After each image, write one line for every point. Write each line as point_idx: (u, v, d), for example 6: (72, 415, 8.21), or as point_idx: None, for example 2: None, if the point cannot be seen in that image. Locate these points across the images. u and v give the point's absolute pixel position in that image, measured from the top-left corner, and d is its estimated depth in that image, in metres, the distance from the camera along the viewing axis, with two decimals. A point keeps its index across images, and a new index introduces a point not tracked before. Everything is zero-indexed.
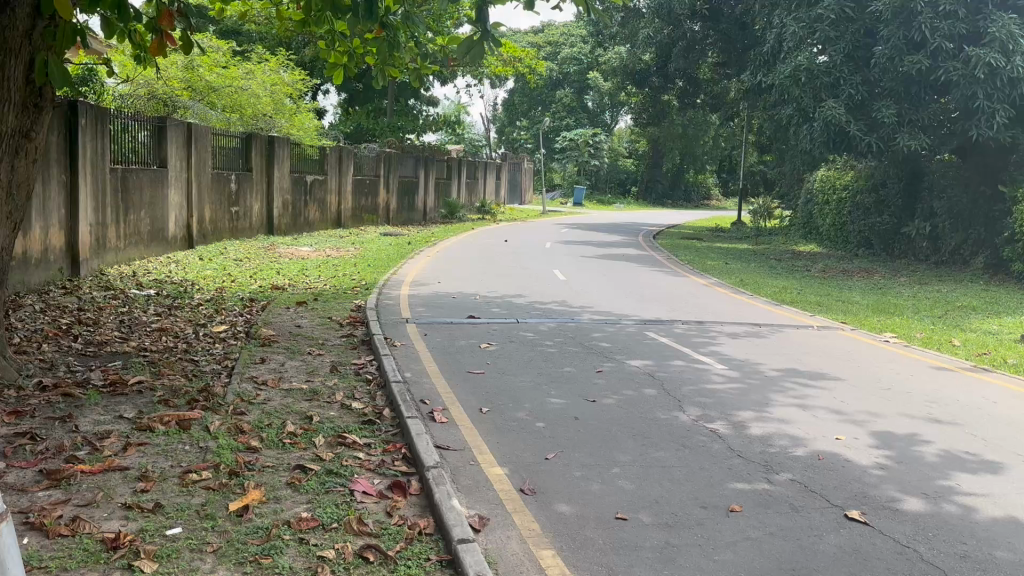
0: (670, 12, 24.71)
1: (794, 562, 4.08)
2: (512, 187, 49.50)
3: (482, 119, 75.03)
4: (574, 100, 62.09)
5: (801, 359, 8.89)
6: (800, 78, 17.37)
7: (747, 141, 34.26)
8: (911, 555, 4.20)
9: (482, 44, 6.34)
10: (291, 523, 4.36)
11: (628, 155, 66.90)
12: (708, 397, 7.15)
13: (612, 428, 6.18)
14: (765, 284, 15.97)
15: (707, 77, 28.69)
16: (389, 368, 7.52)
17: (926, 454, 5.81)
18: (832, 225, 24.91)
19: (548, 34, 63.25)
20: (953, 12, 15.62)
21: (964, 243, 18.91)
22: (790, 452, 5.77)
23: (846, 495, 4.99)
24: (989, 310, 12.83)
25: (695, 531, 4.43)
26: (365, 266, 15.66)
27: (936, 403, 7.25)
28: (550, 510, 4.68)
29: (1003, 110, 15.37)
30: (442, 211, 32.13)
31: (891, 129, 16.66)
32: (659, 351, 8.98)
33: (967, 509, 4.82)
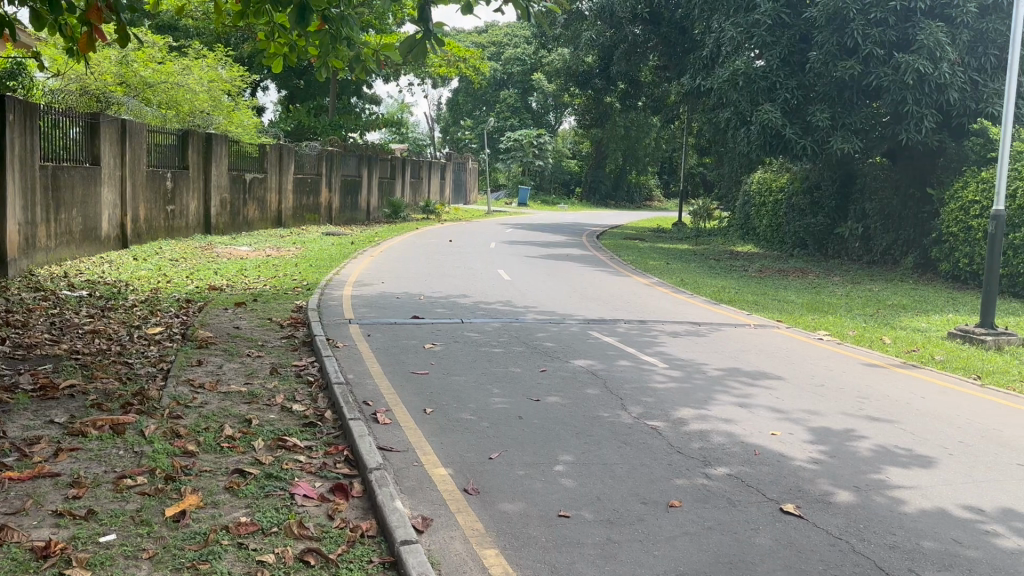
0: (612, 15, 24.91)
1: (731, 556, 4.17)
2: (456, 187, 49.34)
3: (426, 119, 74.74)
4: (518, 100, 62.27)
5: (739, 358, 9.07)
6: (737, 82, 17.72)
7: (687, 143, 34.82)
8: (843, 547, 4.33)
9: (425, 43, 6.35)
10: (228, 528, 4.28)
11: (572, 156, 67.32)
12: (650, 396, 7.25)
13: (555, 427, 6.21)
14: (704, 283, 16.24)
15: (647, 80, 29.20)
16: (330, 370, 7.43)
17: (859, 449, 5.99)
18: (769, 226, 25.47)
19: (491, 35, 63.30)
20: (883, 20, 16.11)
21: (895, 244, 19.55)
22: (728, 448, 5.90)
23: (781, 489, 5.12)
24: (918, 309, 13.28)
25: (635, 526, 4.49)
26: (306, 267, 15.45)
27: (867, 400, 7.48)
28: (492, 509, 4.69)
29: (930, 115, 15.96)
30: (386, 211, 31.86)
31: (825, 133, 17.11)
32: (603, 351, 9.06)
33: (896, 501, 4.99)
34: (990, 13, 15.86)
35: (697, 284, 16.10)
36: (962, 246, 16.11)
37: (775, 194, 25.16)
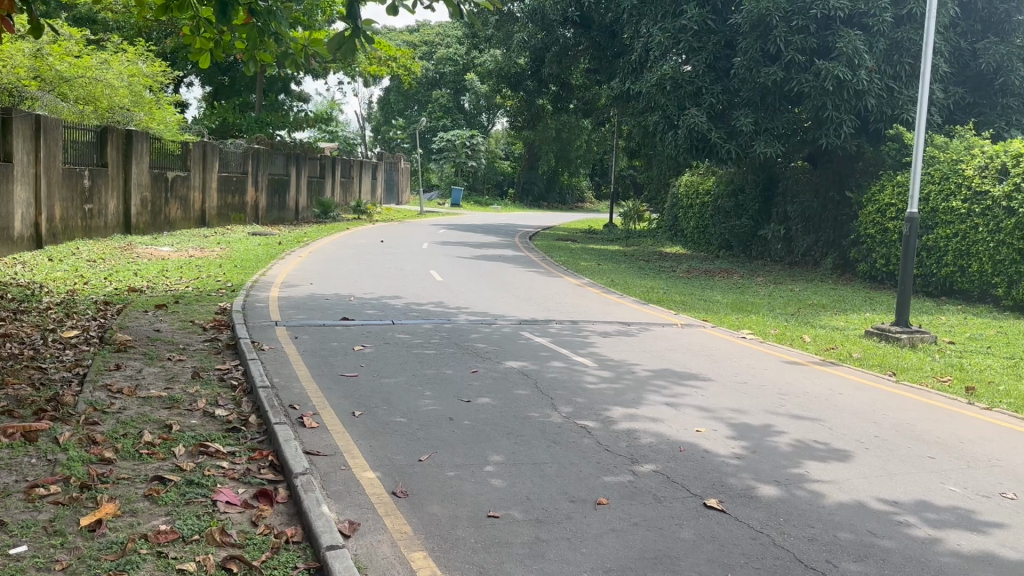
0: (543, 17, 25.06)
1: (657, 552, 4.24)
2: (388, 187, 48.92)
3: (357, 117, 74.03)
4: (450, 101, 62.04)
5: (667, 357, 9.23)
6: (664, 86, 18.02)
7: (617, 146, 35.29)
8: (763, 539, 4.45)
9: (354, 40, 6.25)
10: (147, 536, 4.15)
11: (505, 157, 67.57)
12: (580, 396, 7.31)
13: (485, 428, 6.21)
14: (633, 284, 16.53)
15: (579, 83, 29.61)
16: (255, 373, 7.28)
17: (779, 444, 6.16)
18: (696, 228, 26.08)
19: (423, 35, 62.92)
20: (804, 27, 16.59)
21: (815, 245, 20.23)
22: (655, 445, 6.00)
23: (705, 485, 5.23)
24: (837, 307, 13.75)
25: (564, 525, 4.52)
26: (232, 267, 15.14)
27: (788, 397, 7.71)
28: (422, 512, 4.65)
29: (849, 120, 16.48)
30: (316, 210, 31.43)
31: (749, 137, 17.56)
32: (535, 351, 9.10)
33: (815, 495, 5.15)
34: (904, 23, 16.47)
35: (627, 284, 16.37)
36: (878, 247, 16.75)
37: (702, 197, 25.75)
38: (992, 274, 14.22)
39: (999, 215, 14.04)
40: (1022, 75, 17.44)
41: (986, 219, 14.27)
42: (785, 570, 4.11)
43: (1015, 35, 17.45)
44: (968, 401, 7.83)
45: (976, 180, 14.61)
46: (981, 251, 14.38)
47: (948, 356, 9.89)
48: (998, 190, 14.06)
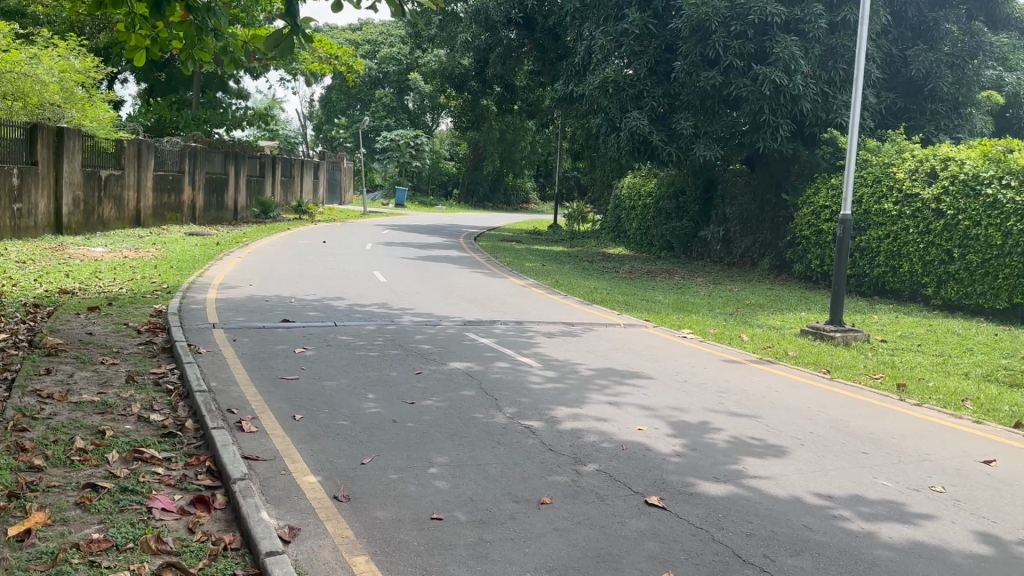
0: (487, 18, 25.05)
1: (599, 550, 4.27)
2: (331, 187, 48.34)
3: (299, 116, 73.02)
4: (394, 100, 61.52)
5: (610, 357, 9.31)
6: (607, 89, 18.17)
7: (561, 147, 35.49)
8: (703, 535, 4.52)
9: (292, 38, 6.12)
10: (79, 546, 4.02)
11: (449, 158, 67.45)
12: (525, 396, 7.32)
13: (429, 430, 6.18)
14: (576, 284, 16.71)
15: (523, 84, 29.67)
16: (192, 378, 7.11)
17: (719, 441, 6.27)
18: (638, 229, 26.46)
19: (366, 33, 62.30)
20: (742, 32, 16.90)
21: (753, 246, 20.66)
22: (598, 445, 6.04)
23: (647, 482, 5.29)
24: (773, 307, 14.09)
25: (507, 525, 4.53)
26: (168, 268, 14.82)
27: (727, 395, 7.85)
28: (364, 515, 4.61)
29: (785, 124, 16.87)
30: (256, 210, 30.98)
31: (689, 140, 17.87)
32: (479, 352, 9.09)
33: (755, 491, 5.25)
34: (839, 30, 16.93)
35: (571, 285, 16.46)
36: (813, 248, 17.20)
37: (645, 198, 26.10)
38: (921, 274, 14.73)
39: (929, 217, 14.55)
40: (949, 82, 18.08)
41: (916, 221, 14.77)
42: (725, 565, 4.18)
43: (943, 43, 18.08)
44: (900, 397, 8.09)
45: (907, 183, 15.10)
46: (911, 252, 14.87)
47: (880, 354, 10.21)
48: (928, 193, 14.57)
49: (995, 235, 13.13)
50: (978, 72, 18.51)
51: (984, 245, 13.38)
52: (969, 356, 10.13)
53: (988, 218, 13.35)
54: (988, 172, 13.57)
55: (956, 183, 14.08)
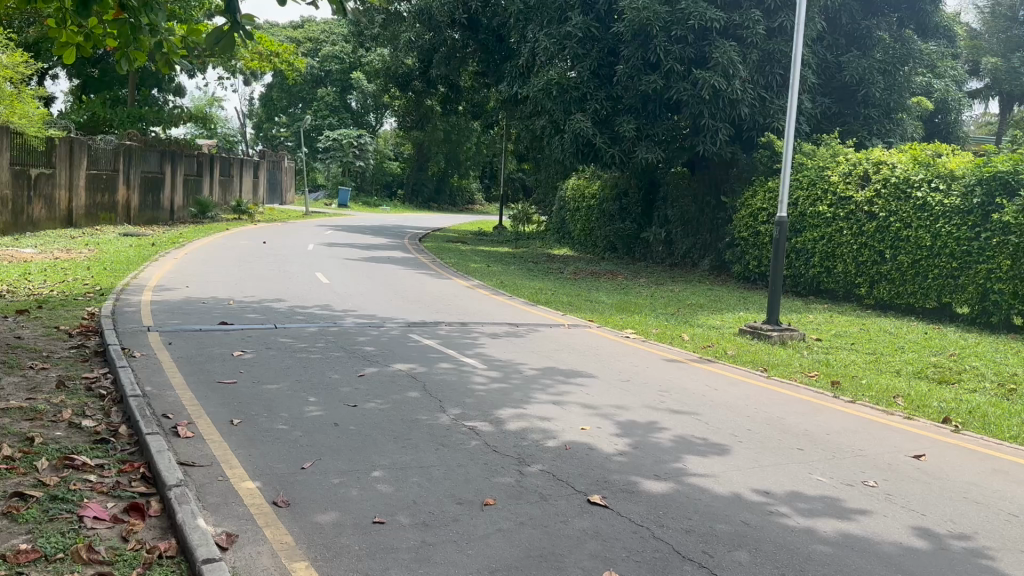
0: (431, 17, 24.94)
1: (542, 549, 4.28)
2: (271, 187, 47.60)
3: (239, 114, 71.70)
4: (337, 99, 60.70)
5: (554, 357, 9.36)
6: (551, 91, 18.23)
7: (506, 149, 35.54)
8: (644, 533, 4.57)
9: (233, 35, 5.96)
10: (5, 557, 3.88)
11: (394, 158, 67.02)
12: (469, 397, 7.31)
13: (371, 433, 6.12)
14: (520, 285, 16.80)
15: (467, 85, 29.56)
16: (126, 382, 6.92)
17: (662, 440, 6.36)
18: (583, 230, 26.70)
19: (307, 31, 61.43)
20: (683, 37, 17.17)
21: (694, 247, 20.97)
22: (542, 444, 6.07)
23: (589, 482, 5.33)
24: (713, 306, 14.36)
25: (450, 527, 4.51)
26: (101, 269, 14.43)
27: (668, 393, 7.96)
28: (305, 521, 4.54)
29: (724, 128, 17.18)
30: (193, 210, 30.43)
31: (631, 143, 18.10)
32: (423, 354, 9.05)
33: (696, 488, 5.32)
34: (776, 36, 17.28)
35: (516, 286, 16.41)
36: (751, 249, 17.57)
37: (589, 200, 26.31)
38: (854, 274, 15.15)
39: (862, 220, 14.97)
40: (882, 88, 18.61)
41: (850, 223, 15.17)
42: (665, 562, 4.24)
43: (875, 50, 18.60)
44: (834, 394, 8.32)
45: (841, 186, 15.51)
46: (846, 254, 15.28)
47: (815, 352, 10.47)
48: (861, 196, 14.99)
49: (925, 236, 13.59)
50: (909, 78, 19.09)
51: (914, 246, 13.83)
52: (899, 354, 10.45)
53: (918, 220, 13.79)
54: (918, 175, 14.01)
55: (888, 186, 14.53)
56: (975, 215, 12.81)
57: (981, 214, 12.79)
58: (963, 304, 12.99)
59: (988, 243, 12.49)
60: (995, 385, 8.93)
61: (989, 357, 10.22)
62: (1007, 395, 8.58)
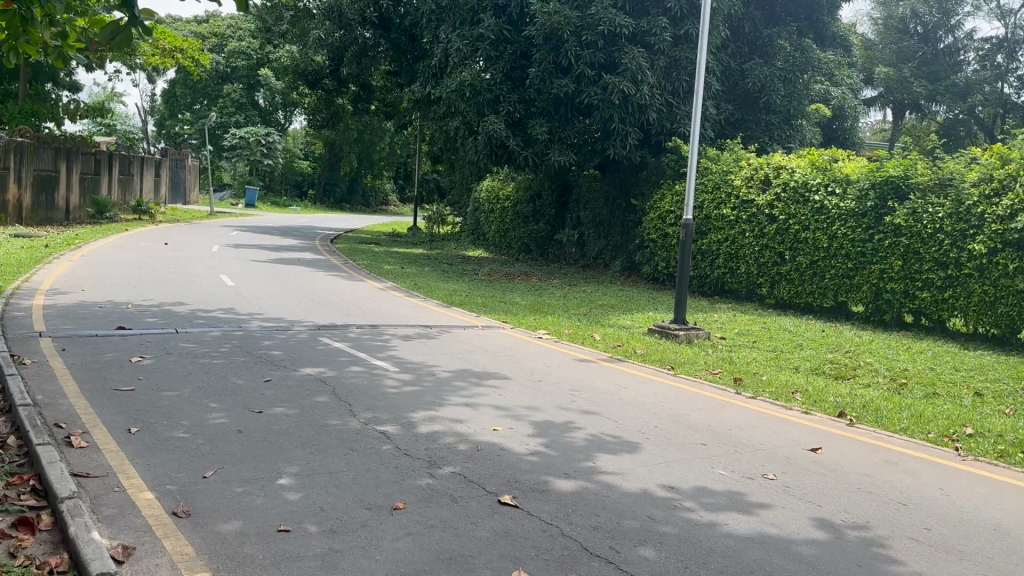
0: (341, 15, 24.62)
1: (452, 552, 4.29)
2: (174, 185, 46.04)
3: (139, 110, 69.13)
4: (244, 96, 59.13)
5: (467, 359, 9.37)
6: (464, 93, 18.18)
7: (420, 149, 35.38)
8: (553, 531, 4.63)
9: (130, 31, 5.72)
10: None
11: (304, 157, 65.87)
12: (380, 400, 7.25)
13: (277, 439, 6.00)
14: (434, 286, 16.80)
15: (379, 85, 29.34)
16: (14, 391, 6.59)
17: (574, 439, 6.45)
18: (497, 231, 26.92)
19: (212, 26, 59.47)
20: (594, 42, 17.43)
21: (606, 249, 21.34)
22: (453, 446, 6.07)
23: (500, 482, 5.36)
24: (622, 306, 14.69)
25: (359, 533, 4.46)
26: None
27: (580, 393, 8.08)
28: (206, 531, 4.42)
29: (633, 132, 17.56)
30: (90, 210, 29.37)
31: (544, 146, 18.31)
32: (333, 357, 8.91)
33: (605, 485, 5.42)
34: (682, 43, 17.71)
35: (429, 287, 16.39)
36: (659, 251, 17.99)
37: (503, 201, 26.53)
38: (756, 274, 15.70)
39: (763, 223, 15.53)
40: (782, 95, 19.37)
41: (751, 225, 15.74)
42: (572, 559, 4.30)
43: (776, 58, 19.32)
44: (736, 391, 8.61)
45: (744, 190, 16.04)
46: (748, 255, 15.82)
47: (720, 350, 10.80)
48: (762, 199, 15.55)
49: (822, 237, 14.20)
50: (807, 86, 19.97)
51: (811, 247, 14.43)
52: (798, 351, 10.91)
53: (815, 222, 14.39)
54: (815, 180, 14.59)
55: (788, 190, 15.10)
56: (868, 218, 13.45)
57: (874, 217, 13.44)
58: (858, 303, 13.63)
59: (881, 244, 13.15)
60: (887, 380, 9.40)
61: (882, 353, 10.75)
62: (897, 389, 9.05)
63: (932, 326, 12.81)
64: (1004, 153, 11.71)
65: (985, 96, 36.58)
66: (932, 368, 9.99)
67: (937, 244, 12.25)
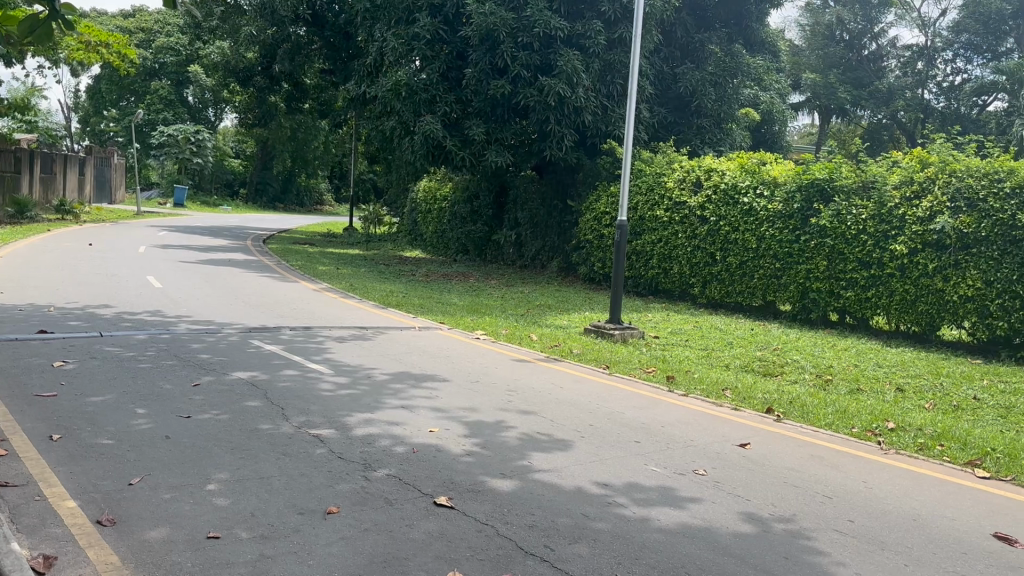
0: (273, 12, 23.97)
1: (386, 555, 4.27)
2: (99, 185, 44.56)
3: (62, 106, 66.67)
4: (173, 92, 57.57)
5: (403, 360, 9.32)
6: (400, 92, 18.05)
7: (356, 148, 35.05)
8: (489, 531, 4.65)
9: (50, 25, 5.51)
10: None
11: (236, 155, 64.56)
12: (314, 404, 7.16)
13: (206, 445, 5.88)
14: (371, 287, 16.67)
15: (313, 83, 29.01)
16: None
17: (509, 438, 6.48)
18: (434, 231, 26.89)
19: (139, 20, 57.70)
20: (529, 44, 17.52)
21: (543, 249, 21.49)
22: (389, 449, 6.04)
23: (436, 483, 5.36)
24: (558, 306, 14.84)
25: (291, 539, 4.41)
26: None
27: (516, 393, 8.11)
28: (133, 539, 4.31)
29: (569, 134, 17.74)
30: (10, 209, 28.25)
31: (481, 146, 18.35)
32: (267, 360, 8.76)
33: (540, 484, 5.46)
34: (615, 47, 17.92)
35: (366, 287, 16.41)
36: (596, 252, 18.20)
37: (440, 202, 26.55)
38: (689, 274, 16.01)
39: (695, 224, 15.83)
40: (713, 99, 19.81)
41: (684, 226, 16.05)
42: (508, 558, 4.33)
43: (707, 63, 19.75)
44: (669, 389, 8.77)
45: (676, 191, 16.32)
46: (681, 255, 16.12)
47: (653, 349, 10.99)
48: (693, 201, 15.84)
49: (751, 239, 14.57)
50: (737, 90, 20.46)
51: (742, 248, 14.79)
52: (729, 349, 11.18)
53: (745, 224, 14.75)
54: (745, 183, 14.92)
55: (718, 193, 15.43)
56: (795, 220, 13.84)
57: (801, 218, 13.82)
58: (786, 302, 14.03)
59: (807, 245, 13.54)
60: (814, 376, 9.72)
61: (809, 350, 11.09)
62: (823, 385, 9.34)
63: (856, 324, 13.26)
64: (924, 157, 12.16)
65: (906, 101, 38.14)
66: (856, 364, 10.34)
67: (861, 244, 12.67)
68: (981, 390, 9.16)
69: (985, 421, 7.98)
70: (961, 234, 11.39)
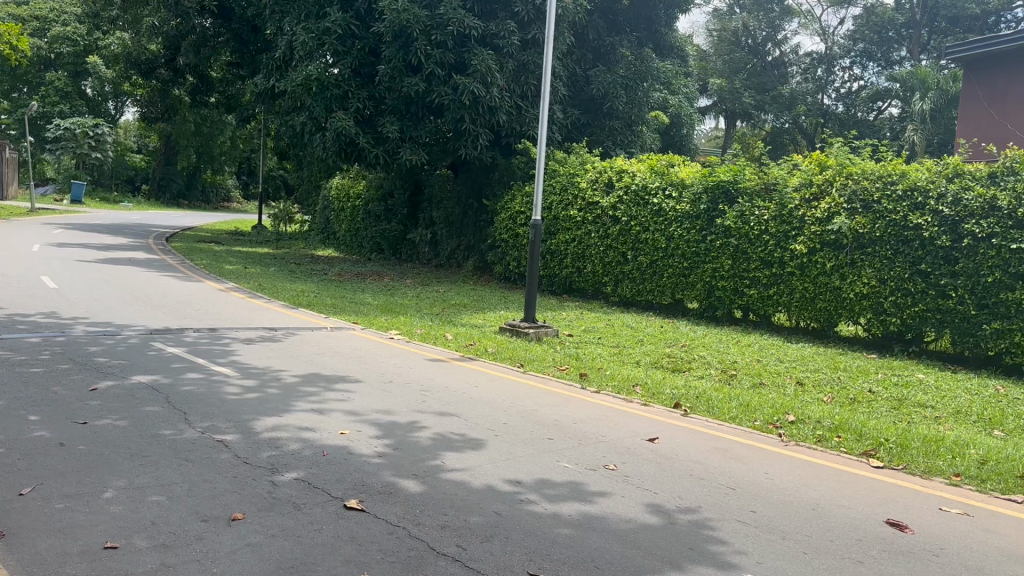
0: (177, 3, 23.19)
1: (294, 560, 4.20)
2: None
3: None
4: (69, 84, 55.06)
5: (315, 362, 9.16)
6: (311, 87, 17.66)
7: (265, 145, 34.25)
8: (400, 533, 4.62)
9: None
10: None
11: (138, 150, 62.21)
12: (219, 408, 6.97)
13: (105, 452, 5.65)
14: (282, 288, 16.11)
15: (219, 77, 28.16)
16: None
17: (421, 439, 6.45)
18: (348, 230, 26.55)
19: (33, 8, 54.88)
20: (443, 42, 17.44)
21: (458, 248, 21.49)
22: (298, 452, 5.94)
23: (346, 486, 5.30)
24: (474, 306, 14.81)
25: (194, 547, 4.29)
26: None
27: (429, 393, 8.08)
28: (23, 551, 4.12)
29: (483, 134, 17.77)
30: None
31: (394, 144, 18.22)
32: (171, 364, 8.48)
33: (452, 484, 5.46)
34: (530, 47, 18.04)
35: (276, 288, 16.01)
36: (511, 250, 18.30)
37: (354, 200, 26.24)
38: (601, 273, 16.28)
39: (606, 224, 16.10)
40: (624, 101, 20.20)
41: (596, 227, 16.30)
42: (419, 559, 4.31)
43: (618, 66, 20.13)
44: (581, 386, 8.91)
45: (589, 191, 16.55)
46: (593, 254, 16.39)
47: (566, 347, 11.13)
48: (605, 201, 16.11)
49: (661, 238, 14.92)
50: (647, 93, 20.90)
51: (651, 247, 15.12)
52: (640, 346, 11.38)
53: (654, 224, 15.09)
54: (654, 184, 15.25)
55: (629, 193, 15.72)
56: (702, 221, 14.25)
57: (707, 219, 14.23)
58: (693, 300, 14.43)
59: (713, 245, 13.98)
60: (719, 371, 10.02)
61: (714, 347, 11.41)
62: (728, 380, 9.66)
63: (759, 321, 13.75)
64: (823, 160, 12.67)
65: (807, 107, 39.75)
66: (759, 359, 10.73)
67: (764, 244, 13.13)
68: (876, 383, 9.62)
69: (879, 412, 8.40)
70: (857, 234, 11.91)
